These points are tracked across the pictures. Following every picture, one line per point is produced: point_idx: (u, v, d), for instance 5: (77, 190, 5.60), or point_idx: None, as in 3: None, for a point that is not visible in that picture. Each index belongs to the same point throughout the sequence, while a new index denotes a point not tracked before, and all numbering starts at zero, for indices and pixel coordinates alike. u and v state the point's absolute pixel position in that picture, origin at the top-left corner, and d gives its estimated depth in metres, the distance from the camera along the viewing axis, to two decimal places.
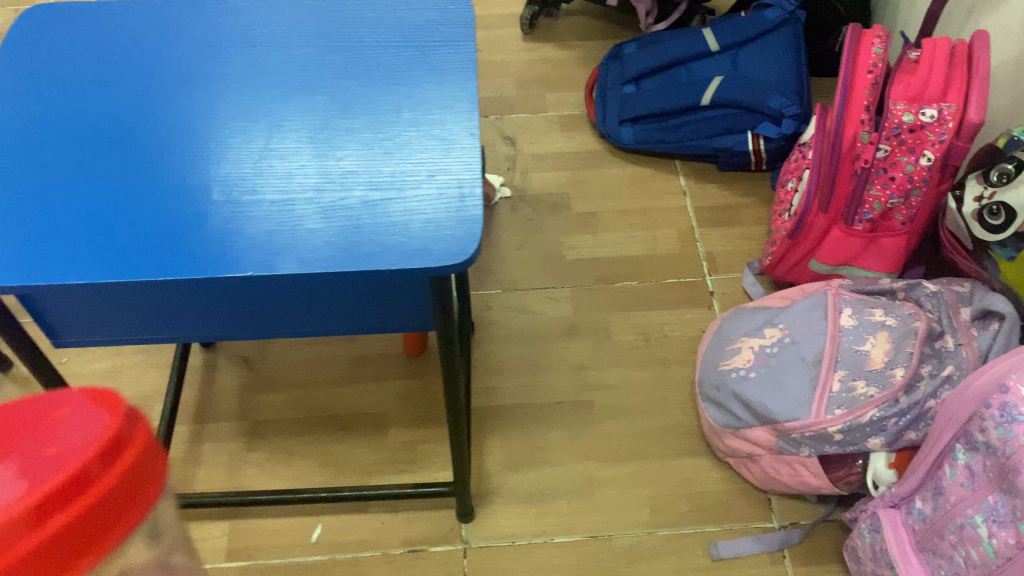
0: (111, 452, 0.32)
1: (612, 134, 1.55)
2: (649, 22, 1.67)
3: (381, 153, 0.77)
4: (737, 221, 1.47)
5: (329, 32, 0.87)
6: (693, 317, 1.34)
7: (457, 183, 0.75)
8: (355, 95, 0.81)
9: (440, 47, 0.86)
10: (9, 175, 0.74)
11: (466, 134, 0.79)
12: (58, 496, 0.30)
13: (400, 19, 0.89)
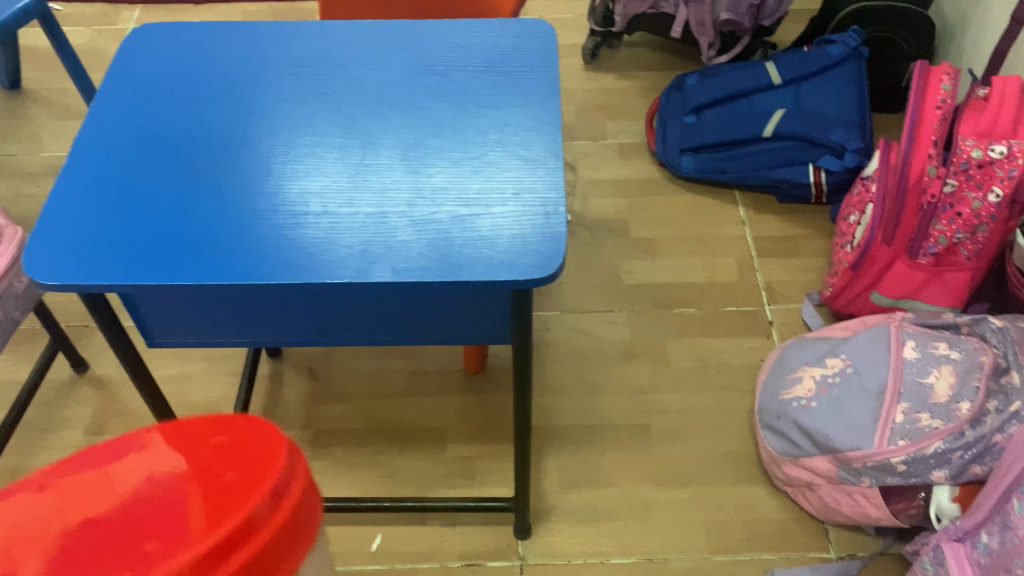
0: (280, 497, 0.38)
1: (672, 163, 1.57)
2: (711, 55, 1.70)
3: (469, 170, 0.80)
4: (796, 252, 1.48)
5: (421, 57, 0.92)
6: (752, 346, 1.35)
7: (543, 201, 0.77)
8: (445, 117, 0.85)
9: (525, 72, 0.90)
10: (122, 180, 0.79)
11: (550, 154, 0.82)
12: (243, 534, 0.36)
13: (487, 46, 0.93)
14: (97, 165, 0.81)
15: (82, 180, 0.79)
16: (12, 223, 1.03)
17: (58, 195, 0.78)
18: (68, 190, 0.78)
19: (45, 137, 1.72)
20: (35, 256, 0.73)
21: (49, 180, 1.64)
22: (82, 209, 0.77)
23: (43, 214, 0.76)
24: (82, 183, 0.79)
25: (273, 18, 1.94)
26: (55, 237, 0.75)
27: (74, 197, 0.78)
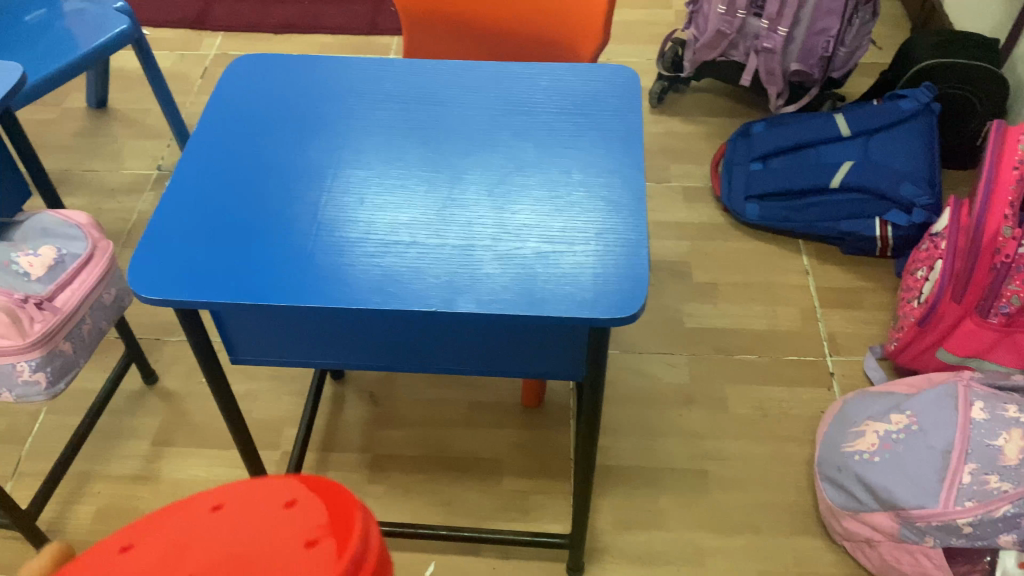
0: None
1: (737, 209, 1.58)
2: (779, 104, 1.71)
3: (553, 208, 0.82)
4: (860, 304, 1.47)
5: (507, 97, 0.95)
6: (813, 397, 1.35)
7: (625, 241, 0.79)
8: (531, 156, 0.88)
9: (608, 116, 0.92)
10: (222, 202, 0.83)
11: (633, 195, 0.83)
12: None
13: (573, 89, 0.95)
14: (198, 186, 0.84)
15: (183, 200, 0.83)
16: (105, 237, 1.07)
17: (160, 214, 0.82)
18: (170, 208, 0.82)
19: (127, 155, 1.79)
20: (140, 271, 0.77)
21: (129, 196, 1.70)
22: (183, 228, 0.80)
23: (149, 231, 0.80)
24: (184, 203, 0.83)
25: (349, 51, 2.00)
26: (158, 254, 0.78)
27: (176, 215, 0.82)
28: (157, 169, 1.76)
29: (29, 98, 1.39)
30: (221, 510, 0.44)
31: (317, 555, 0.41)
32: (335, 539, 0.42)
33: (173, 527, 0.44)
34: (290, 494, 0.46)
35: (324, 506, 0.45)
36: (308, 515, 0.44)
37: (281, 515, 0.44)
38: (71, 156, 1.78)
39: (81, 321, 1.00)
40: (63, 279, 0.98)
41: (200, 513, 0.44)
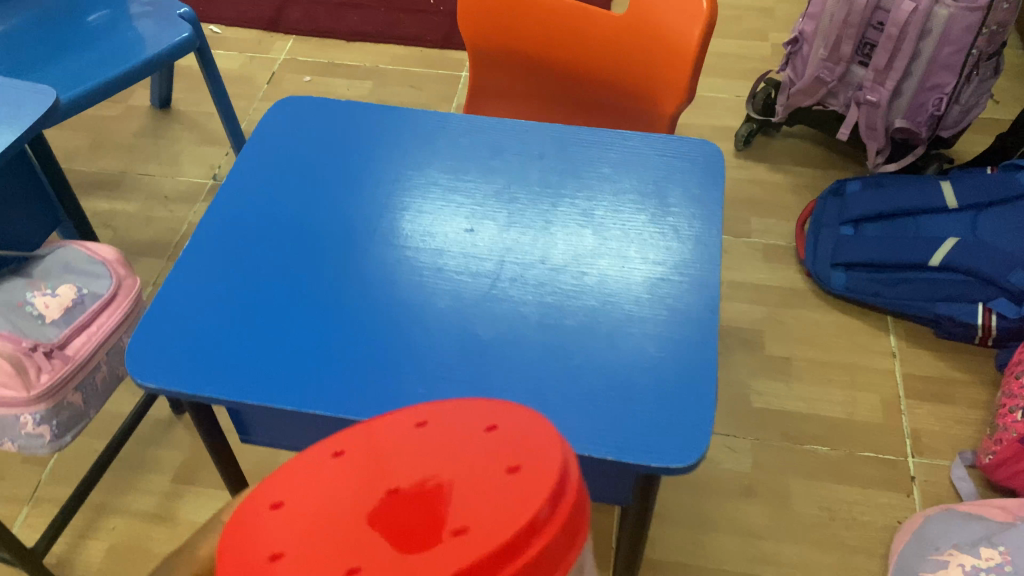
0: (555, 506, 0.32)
1: (821, 275, 1.45)
2: (878, 161, 1.54)
3: (608, 310, 0.72)
4: (951, 398, 1.32)
5: (572, 169, 0.84)
6: (889, 504, 1.21)
7: (689, 363, 0.68)
8: (590, 247, 0.77)
9: (683, 204, 0.80)
10: (245, 272, 0.75)
11: (702, 303, 0.72)
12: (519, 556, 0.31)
13: (646, 165, 0.84)
14: (215, 251, 0.76)
15: (200, 266, 0.75)
16: (133, 273, 1.02)
17: (171, 280, 0.74)
18: (182, 275, 0.74)
19: (184, 160, 1.73)
20: (141, 349, 0.69)
21: (182, 206, 1.64)
22: (192, 299, 0.72)
23: (159, 298, 0.72)
24: (202, 268, 0.75)
25: (423, 65, 1.92)
26: (160, 329, 0.70)
27: (190, 281, 0.74)
28: (213, 178, 1.69)
29: (90, 100, 1.34)
30: (419, 420, 0.34)
31: (514, 490, 0.31)
32: (534, 479, 0.32)
33: (323, 485, 0.33)
34: (489, 458, 0.32)
35: (531, 441, 0.34)
36: (512, 440, 0.33)
37: (475, 444, 0.33)
38: (129, 157, 1.73)
39: (96, 369, 0.94)
40: (80, 322, 0.92)
41: (365, 491, 0.32)
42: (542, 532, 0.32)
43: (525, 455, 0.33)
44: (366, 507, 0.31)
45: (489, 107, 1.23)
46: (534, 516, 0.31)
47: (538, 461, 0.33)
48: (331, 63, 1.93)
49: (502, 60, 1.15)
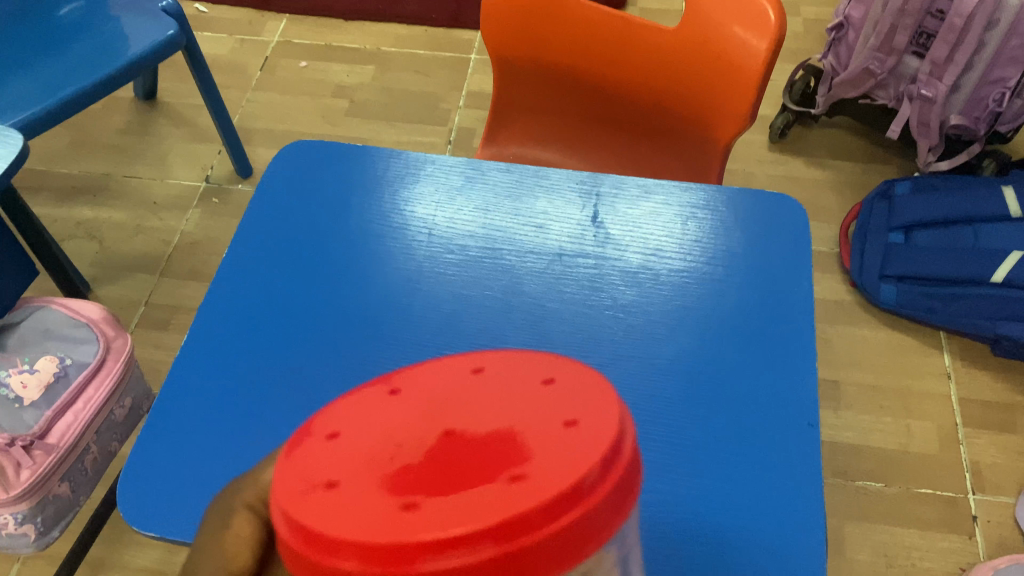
0: (610, 463, 0.27)
1: (870, 289, 1.33)
2: (929, 159, 1.42)
3: (686, 417, 0.61)
4: (1012, 426, 1.23)
5: (629, 237, 0.73)
6: (949, 547, 1.13)
7: (791, 495, 0.57)
8: (657, 340, 0.66)
9: (760, 282, 0.70)
10: (255, 385, 0.64)
11: (797, 413, 0.62)
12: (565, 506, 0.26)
13: (715, 234, 0.74)
14: (217, 353, 0.66)
15: (203, 382, 0.64)
16: (123, 331, 0.92)
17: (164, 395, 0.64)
18: (179, 389, 0.64)
19: (173, 160, 1.59)
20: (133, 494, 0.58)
21: (172, 214, 1.51)
22: (191, 419, 0.62)
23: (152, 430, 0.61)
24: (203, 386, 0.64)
25: (428, 48, 1.78)
26: (144, 467, 0.60)
27: (191, 403, 0.63)
28: (205, 181, 1.56)
29: (71, 108, 1.21)
30: (476, 369, 0.32)
31: (564, 443, 0.27)
32: (589, 434, 0.27)
33: (376, 421, 0.31)
34: (546, 411, 0.29)
35: (591, 394, 0.29)
36: (573, 391, 0.29)
37: (526, 395, 0.30)
38: (113, 158, 1.59)
39: (84, 451, 0.86)
40: (63, 402, 0.83)
41: (416, 434, 0.30)
42: (592, 491, 0.26)
43: (580, 406, 0.29)
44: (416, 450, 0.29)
45: (511, 119, 1.11)
46: (584, 469, 0.26)
47: (598, 415, 0.28)
48: (328, 47, 1.78)
49: (530, 70, 1.02)
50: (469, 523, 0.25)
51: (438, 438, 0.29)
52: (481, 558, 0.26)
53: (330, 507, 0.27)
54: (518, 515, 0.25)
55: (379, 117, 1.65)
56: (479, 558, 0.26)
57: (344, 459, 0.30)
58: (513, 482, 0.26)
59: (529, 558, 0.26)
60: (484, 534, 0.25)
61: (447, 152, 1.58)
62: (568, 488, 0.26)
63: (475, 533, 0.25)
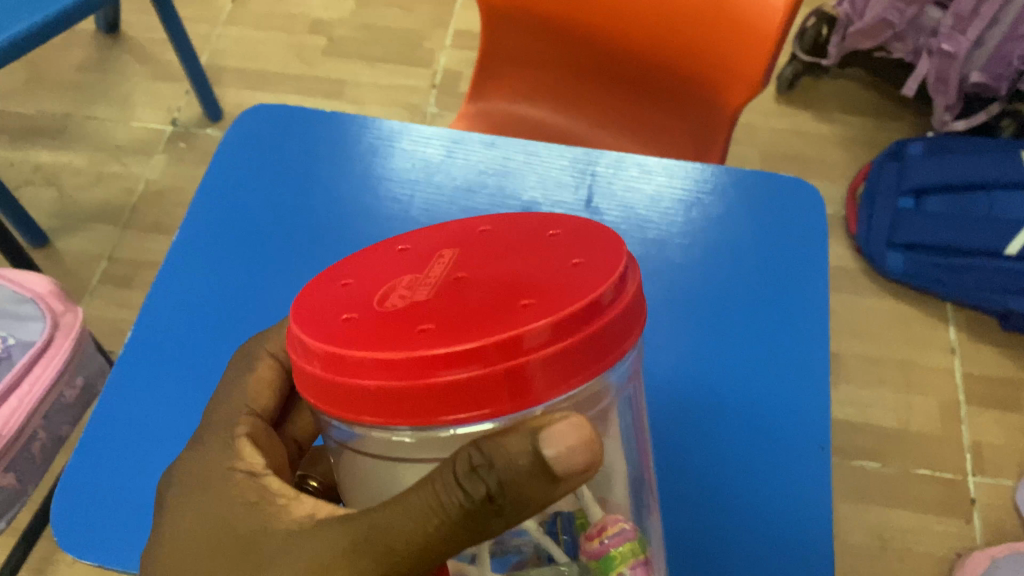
0: (615, 291, 0.34)
1: (876, 257, 1.27)
2: (946, 119, 1.33)
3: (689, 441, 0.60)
4: (1016, 403, 1.18)
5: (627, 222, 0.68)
6: (945, 531, 1.09)
7: (802, 527, 0.56)
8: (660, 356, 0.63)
9: (766, 274, 0.66)
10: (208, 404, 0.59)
11: (807, 435, 0.59)
12: (572, 322, 0.32)
13: (721, 224, 0.68)
14: (169, 363, 0.61)
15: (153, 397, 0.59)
16: (73, 305, 0.84)
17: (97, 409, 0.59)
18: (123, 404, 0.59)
19: (138, 101, 1.48)
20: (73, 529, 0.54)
21: (136, 159, 1.42)
22: (137, 438, 0.58)
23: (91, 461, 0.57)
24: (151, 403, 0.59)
25: None
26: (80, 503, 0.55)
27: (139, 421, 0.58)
28: (172, 124, 1.45)
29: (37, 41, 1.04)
30: (485, 231, 0.40)
31: (572, 275, 0.34)
32: (595, 266, 0.34)
33: (402, 266, 0.39)
34: (555, 257, 0.36)
35: (597, 245, 0.36)
36: (576, 242, 0.37)
37: (537, 244, 0.37)
38: (73, 96, 1.49)
39: (32, 436, 0.80)
40: (6, 387, 0.76)
41: (434, 277, 0.36)
42: (595, 316, 0.33)
43: (586, 252, 0.36)
44: (426, 288, 0.35)
45: (500, 74, 1.01)
46: (596, 295, 0.32)
47: (605, 254, 0.35)
48: None
49: (524, 24, 0.92)
50: (487, 339, 0.31)
51: (452, 278, 0.36)
52: (491, 370, 0.31)
53: (362, 336, 0.33)
54: (529, 332, 0.31)
55: (358, 57, 1.54)
56: (492, 367, 0.31)
57: (368, 298, 0.36)
58: (530, 307, 0.32)
59: (538, 370, 0.32)
60: (496, 352, 0.31)
61: (431, 97, 1.48)
62: (578, 312, 0.32)
63: (491, 350, 0.31)
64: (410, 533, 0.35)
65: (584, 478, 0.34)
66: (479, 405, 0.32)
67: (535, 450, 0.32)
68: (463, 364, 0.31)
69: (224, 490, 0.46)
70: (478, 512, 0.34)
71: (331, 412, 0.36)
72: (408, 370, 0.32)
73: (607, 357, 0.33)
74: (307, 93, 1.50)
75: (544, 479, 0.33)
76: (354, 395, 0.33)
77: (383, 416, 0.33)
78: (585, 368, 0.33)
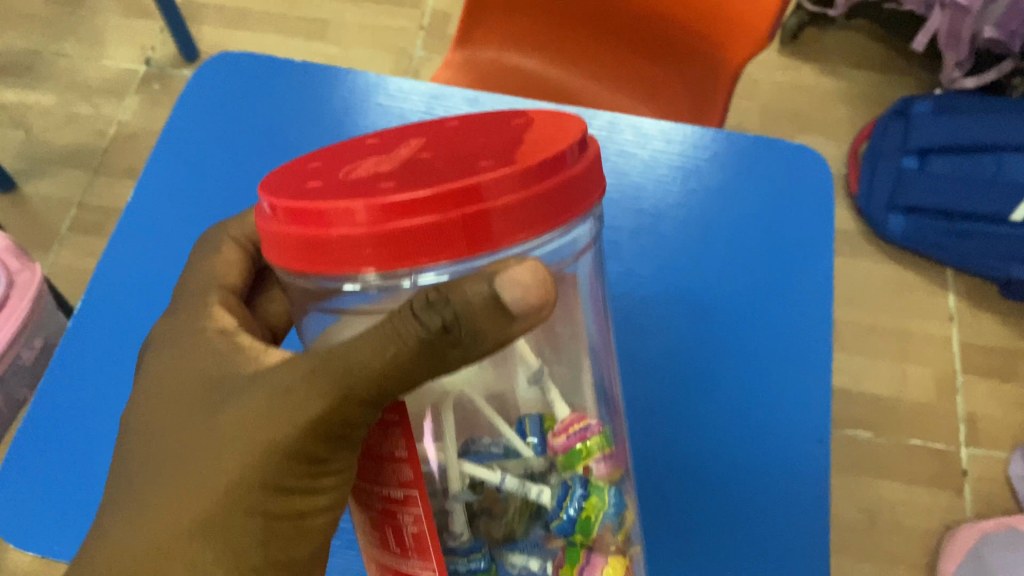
0: (571, 155, 0.34)
1: (875, 219, 1.22)
2: (954, 76, 1.27)
3: (682, 426, 0.58)
4: (1014, 375, 1.16)
5: (622, 200, 0.65)
6: (936, 504, 1.07)
7: (792, 526, 0.55)
8: (653, 341, 0.61)
9: (760, 247, 0.63)
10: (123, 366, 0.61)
11: (804, 428, 0.57)
12: (531, 177, 0.32)
13: (721, 198, 0.65)
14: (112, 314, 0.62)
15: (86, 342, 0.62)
16: (31, 262, 0.79)
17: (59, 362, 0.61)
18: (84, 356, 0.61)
19: (110, 38, 1.40)
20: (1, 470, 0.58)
21: (108, 100, 1.35)
22: (100, 386, 0.60)
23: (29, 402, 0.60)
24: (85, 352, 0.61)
25: None
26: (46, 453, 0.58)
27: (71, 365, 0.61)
28: (146, 63, 1.38)
29: None
30: (449, 122, 0.39)
31: (532, 144, 0.34)
32: (554, 137, 0.34)
33: (367, 146, 0.38)
34: (518, 134, 0.36)
35: (558, 125, 0.36)
36: (538, 124, 0.37)
37: (499, 127, 0.37)
38: (42, 31, 1.41)
39: None
40: None
41: (397, 151, 0.36)
42: (554, 175, 0.33)
43: (547, 129, 0.36)
44: (389, 160, 0.35)
45: (486, 18, 0.93)
46: (554, 154, 0.33)
47: (565, 129, 0.35)
48: None
49: None
50: (447, 186, 0.30)
51: (414, 153, 0.35)
52: (449, 218, 0.31)
53: (322, 193, 0.33)
54: (488, 181, 0.31)
55: None
56: (451, 217, 0.31)
57: (331, 169, 0.35)
58: (490, 164, 0.32)
59: (496, 221, 0.31)
60: (454, 200, 0.31)
61: (418, 39, 1.41)
62: (537, 167, 0.32)
63: (450, 197, 0.31)
64: (362, 360, 0.34)
65: (534, 322, 0.34)
66: (439, 253, 0.31)
67: (491, 295, 0.32)
68: (421, 210, 0.31)
69: (193, 346, 0.45)
70: (435, 345, 0.34)
71: (291, 268, 0.35)
72: (370, 217, 0.31)
73: (562, 216, 0.33)
74: (286, 32, 1.42)
75: (497, 317, 0.33)
76: (312, 248, 0.33)
77: (339, 267, 0.32)
78: (544, 224, 0.33)
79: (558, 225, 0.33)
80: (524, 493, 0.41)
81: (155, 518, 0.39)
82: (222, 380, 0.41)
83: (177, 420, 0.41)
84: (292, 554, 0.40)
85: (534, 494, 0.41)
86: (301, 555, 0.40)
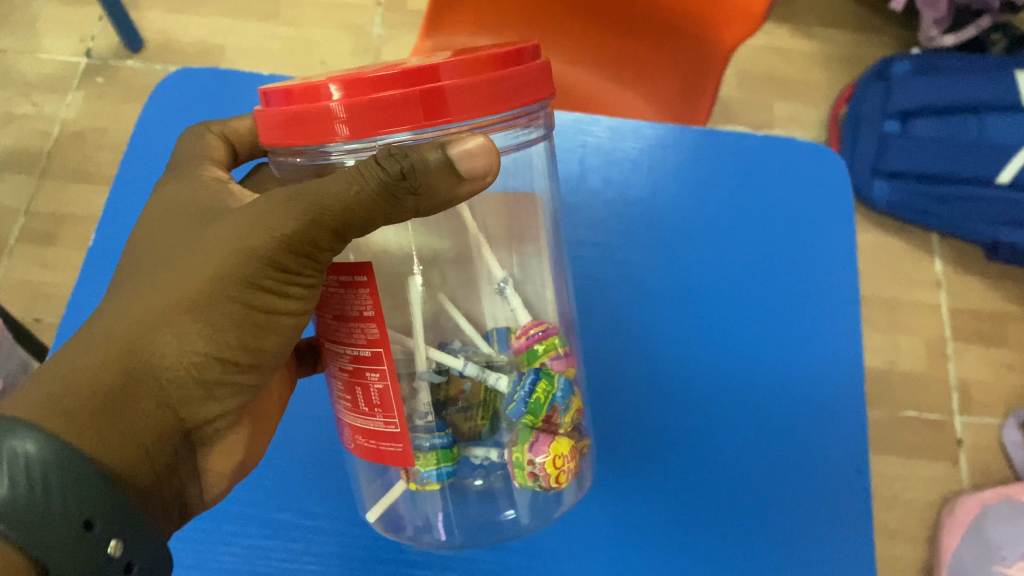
0: (515, 58, 0.41)
1: (859, 187, 1.19)
2: (933, 35, 1.25)
3: (720, 448, 0.67)
4: (1003, 339, 1.15)
5: (656, 221, 0.72)
6: (933, 476, 1.07)
7: (835, 501, 0.65)
8: (695, 344, 0.69)
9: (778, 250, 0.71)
10: None
11: (835, 416, 0.67)
12: (479, 65, 0.39)
13: (746, 211, 0.72)
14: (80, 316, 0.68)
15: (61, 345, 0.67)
16: None
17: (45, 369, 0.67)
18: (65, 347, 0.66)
19: (46, 27, 1.30)
20: None
21: (49, 97, 1.26)
22: None
23: None
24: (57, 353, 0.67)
25: None
26: None
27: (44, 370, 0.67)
28: (86, 55, 1.29)
29: None
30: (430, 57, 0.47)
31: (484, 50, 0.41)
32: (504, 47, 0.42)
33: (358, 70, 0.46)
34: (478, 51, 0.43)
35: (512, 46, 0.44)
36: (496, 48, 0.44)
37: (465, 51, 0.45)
38: None
39: None
40: None
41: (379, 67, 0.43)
42: (500, 68, 0.40)
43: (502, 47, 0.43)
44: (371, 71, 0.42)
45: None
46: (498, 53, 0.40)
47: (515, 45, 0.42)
48: None
49: None
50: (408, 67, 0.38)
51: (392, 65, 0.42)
52: (409, 92, 0.37)
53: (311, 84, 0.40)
54: (441, 65, 0.38)
55: None
56: (410, 92, 0.37)
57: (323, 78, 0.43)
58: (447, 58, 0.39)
59: (449, 97, 0.38)
60: (414, 78, 0.38)
61: (378, 16, 1.34)
62: (484, 58, 0.39)
63: (410, 76, 0.38)
64: (332, 192, 0.39)
65: (479, 181, 0.40)
66: (397, 122, 0.38)
67: (443, 157, 0.38)
68: (386, 85, 0.38)
69: (194, 189, 0.52)
70: (391, 187, 0.38)
71: (280, 146, 0.42)
72: (344, 91, 0.38)
73: (509, 100, 0.40)
74: (236, 14, 1.33)
75: (445, 172, 0.39)
76: (298, 125, 0.39)
77: (320, 140, 0.39)
78: (491, 106, 0.39)
79: (506, 109, 0.40)
80: (482, 377, 0.51)
81: (153, 290, 0.43)
82: (219, 208, 0.47)
83: (183, 227, 0.47)
84: (262, 342, 0.45)
85: (492, 380, 0.50)
86: (267, 344, 0.45)
